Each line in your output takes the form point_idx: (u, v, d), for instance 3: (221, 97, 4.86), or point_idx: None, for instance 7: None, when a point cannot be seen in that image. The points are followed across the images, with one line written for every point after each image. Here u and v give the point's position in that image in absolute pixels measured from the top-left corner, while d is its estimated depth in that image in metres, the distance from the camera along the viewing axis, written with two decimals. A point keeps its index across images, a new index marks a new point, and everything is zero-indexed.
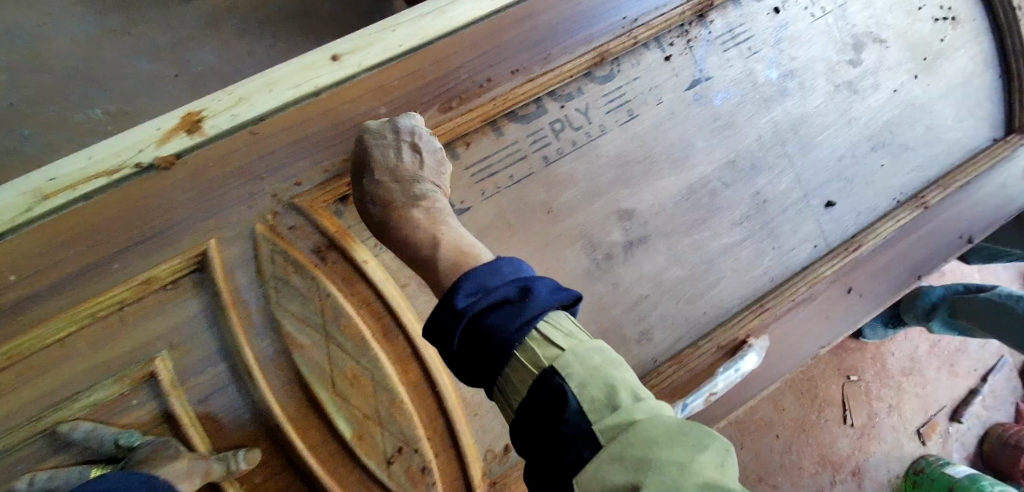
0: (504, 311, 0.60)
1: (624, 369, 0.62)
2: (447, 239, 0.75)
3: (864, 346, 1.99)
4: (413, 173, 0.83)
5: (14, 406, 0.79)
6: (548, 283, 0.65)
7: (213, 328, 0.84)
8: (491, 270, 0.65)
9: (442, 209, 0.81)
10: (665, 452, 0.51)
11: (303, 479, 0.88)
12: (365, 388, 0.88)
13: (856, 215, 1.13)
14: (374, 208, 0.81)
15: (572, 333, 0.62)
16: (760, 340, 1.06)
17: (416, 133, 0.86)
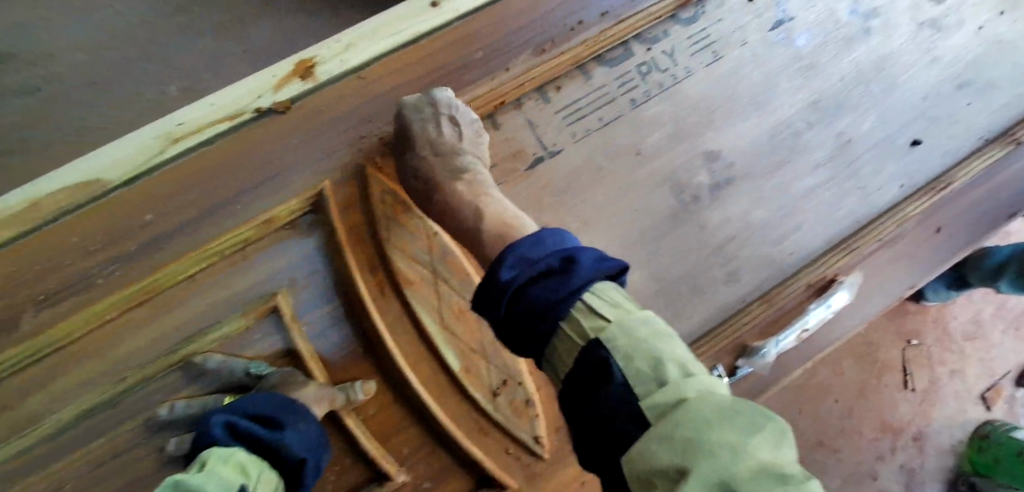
0: (545, 284, 0.53)
1: (677, 344, 0.49)
2: (494, 213, 0.78)
3: (926, 308, 1.69)
4: (453, 145, 0.84)
5: (149, 340, 0.84)
6: (595, 253, 0.56)
7: (330, 267, 0.90)
8: (534, 241, 0.58)
9: (482, 182, 0.84)
10: (717, 430, 0.38)
11: (414, 412, 0.93)
12: (470, 323, 0.92)
13: (942, 155, 1.09)
14: (416, 182, 0.85)
15: (621, 303, 0.51)
16: (851, 277, 1.06)
17: (455, 101, 0.87)
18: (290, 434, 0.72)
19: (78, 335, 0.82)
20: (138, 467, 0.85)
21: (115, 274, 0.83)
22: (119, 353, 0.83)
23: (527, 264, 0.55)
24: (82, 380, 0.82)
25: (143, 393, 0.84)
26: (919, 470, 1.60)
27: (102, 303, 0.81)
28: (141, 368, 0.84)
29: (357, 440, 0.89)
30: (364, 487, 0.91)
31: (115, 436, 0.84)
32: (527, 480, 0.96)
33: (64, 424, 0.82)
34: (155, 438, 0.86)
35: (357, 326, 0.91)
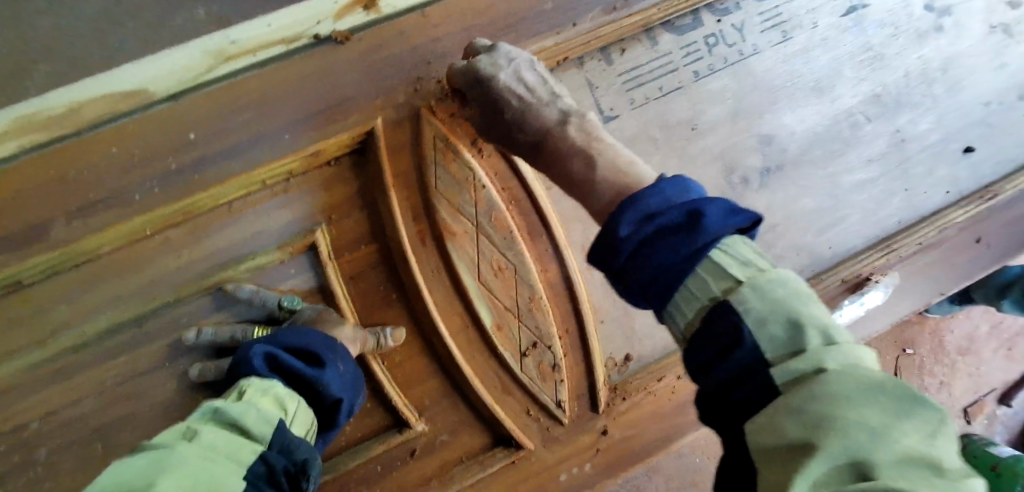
0: (670, 240, 0.49)
1: (816, 304, 0.46)
2: (604, 163, 0.65)
3: (924, 319, 1.66)
4: (547, 93, 0.75)
5: (185, 261, 0.83)
6: (722, 203, 0.51)
7: (372, 208, 0.88)
8: (654, 192, 0.53)
9: (591, 118, 0.72)
10: (857, 408, 0.36)
11: (439, 365, 0.92)
12: (508, 280, 0.91)
13: (993, 164, 1.09)
14: (523, 137, 0.74)
15: (754, 260, 0.47)
16: (887, 277, 1.07)
17: (522, 53, 0.80)
18: (329, 373, 0.69)
19: (108, 250, 0.81)
20: (158, 390, 0.84)
21: (154, 192, 0.81)
22: (149, 273, 0.82)
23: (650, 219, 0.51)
24: (109, 297, 0.81)
25: (167, 317, 0.83)
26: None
27: (133, 222, 0.79)
28: (169, 293, 0.82)
29: (382, 386, 0.88)
30: (384, 432, 0.90)
31: (141, 354, 0.83)
32: (543, 443, 0.96)
33: (91, 337, 0.81)
34: (179, 362, 0.84)
35: (393, 272, 0.90)
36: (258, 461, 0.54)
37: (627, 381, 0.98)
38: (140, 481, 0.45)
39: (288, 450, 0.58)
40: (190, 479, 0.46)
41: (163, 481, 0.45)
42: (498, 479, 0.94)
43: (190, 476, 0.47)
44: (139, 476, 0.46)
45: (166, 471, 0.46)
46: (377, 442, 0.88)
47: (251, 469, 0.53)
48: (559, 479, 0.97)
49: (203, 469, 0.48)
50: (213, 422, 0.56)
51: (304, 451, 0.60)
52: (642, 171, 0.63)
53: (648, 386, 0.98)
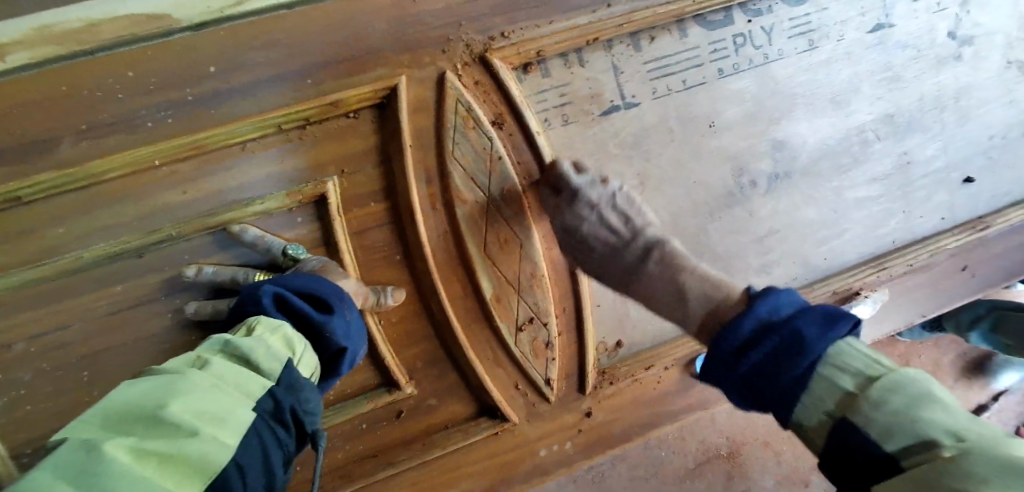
0: (776, 365, 0.57)
1: (945, 403, 0.49)
2: (695, 283, 0.74)
3: (895, 342, 1.71)
4: (629, 231, 0.87)
5: (192, 197, 0.82)
6: (816, 316, 0.58)
7: (385, 166, 0.87)
8: (751, 314, 0.61)
9: (672, 249, 0.83)
10: (991, 486, 0.39)
11: (434, 330, 0.93)
12: (513, 254, 0.91)
13: (990, 196, 1.13)
14: (610, 276, 0.88)
15: (862, 370, 0.52)
16: (877, 293, 1.10)
17: (603, 185, 0.90)
18: (336, 320, 0.68)
19: (114, 176, 0.79)
20: (151, 322, 0.83)
21: (167, 122, 0.79)
22: (154, 203, 0.81)
23: (755, 344, 0.59)
24: (111, 223, 0.80)
25: (168, 251, 0.82)
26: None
27: (143, 149, 0.78)
28: (173, 226, 0.81)
29: (376, 344, 0.88)
30: (373, 391, 0.90)
31: (137, 285, 0.82)
32: (527, 417, 0.98)
33: (85, 263, 0.79)
34: (174, 297, 0.83)
35: (399, 233, 0.89)
36: (267, 397, 0.55)
37: (616, 366, 1.00)
38: (151, 402, 0.48)
39: (295, 388, 0.59)
40: (198, 404, 0.49)
41: (172, 404, 0.47)
42: (481, 448, 0.96)
43: (198, 402, 0.49)
44: (150, 397, 0.48)
45: (176, 395, 0.49)
46: (366, 399, 0.89)
47: (259, 403, 0.54)
48: (539, 454, 0.99)
49: (213, 395, 0.50)
50: (223, 352, 0.57)
51: (309, 391, 0.61)
52: (733, 285, 0.71)
53: (635, 373, 1.00)
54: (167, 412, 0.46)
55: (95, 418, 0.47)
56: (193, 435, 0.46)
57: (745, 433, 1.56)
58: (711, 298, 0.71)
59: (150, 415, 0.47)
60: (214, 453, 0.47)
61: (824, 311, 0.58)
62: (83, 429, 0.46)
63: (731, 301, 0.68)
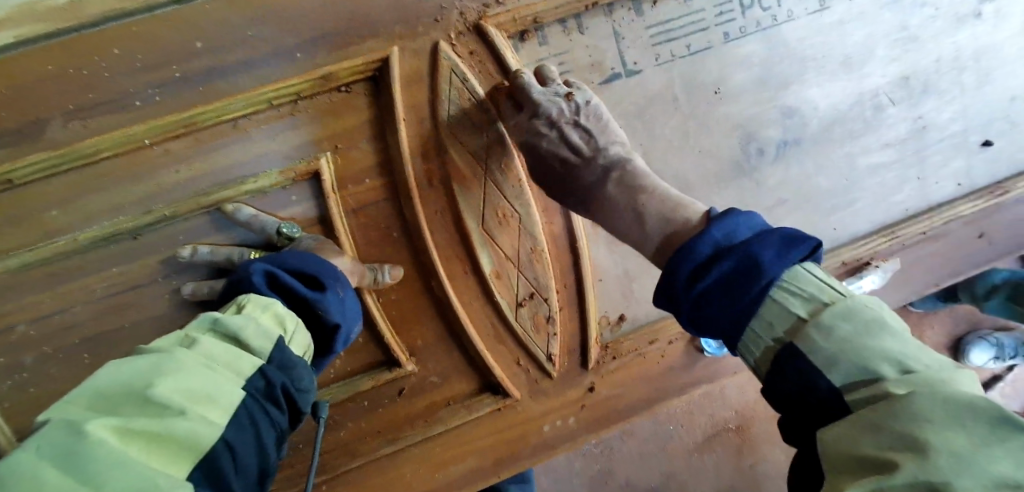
0: (732, 286, 0.56)
1: (895, 330, 0.48)
2: (654, 207, 0.73)
3: (908, 313, 1.68)
4: (590, 149, 0.82)
5: (184, 177, 0.80)
6: (774, 238, 0.57)
7: (380, 141, 0.85)
8: (707, 239, 0.60)
9: (636, 169, 0.80)
10: (938, 429, 0.38)
11: (434, 308, 0.91)
12: (512, 229, 0.89)
13: (1009, 161, 1.08)
14: (570, 195, 0.83)
15: (816, 295, 0.52)
16: (888, 262, 1.06)
17: (567, 99, 0.82)
18: (329, 297, 0.68)
19: (105, 156, 0.78)
20: (151, 303, 0.83)
21: (155, 101, 0.78)
22: (147, 183, 0.80)
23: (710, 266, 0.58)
24: (106, 205, 0.79)
25: (164, 232, 0.81)
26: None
27: (133, 129, 0.77)
28: (168, 207, 0.80)
29: (375, 322, 0.87)
30: (374, 369, 0.90)
31: (135, 267, 0.81)
32: (530, 393, 0.97)
33: (82, 245, 0.78)
34: (173, 278, 0.83)
35: (396, 209, 0.87)
36: (258, 375, 0.55)
37: (619, 341, 0.99)
38: (139, 382, 0.47)
39: (286, 366, 0.58)
40: (186, 383, 0.48)
41: (160, 383, 0.47)
42: (485, 424, 0.96)
43: (186, 380, 0.48)
44: (138, 377, 0.48)
45: (164, 374, 0.48)
46: (368, 377, 0.88)
47: (251, 381, 0.53)
48: (543, 429, 0.99)
49: (203, 375, 0.50)
50: (213, 331, 0.56)
51: (302, 369, 0.60)
52: (693, 209, 0.70)
53: (639, 348, 0.99)
54: (154, 392, 0.46)
55: (84, 397, 0.47)
56: (181, 413, 0.46)
57: (755, 405, 1.55)
58: (669, 222, 0.70)
59: (138, 394, 0.46)
60: (203, 431, 0.46)
61: (785, 232, 0.58)
62: (73, 410, 0.46)
63: (689, 225, 0.67)
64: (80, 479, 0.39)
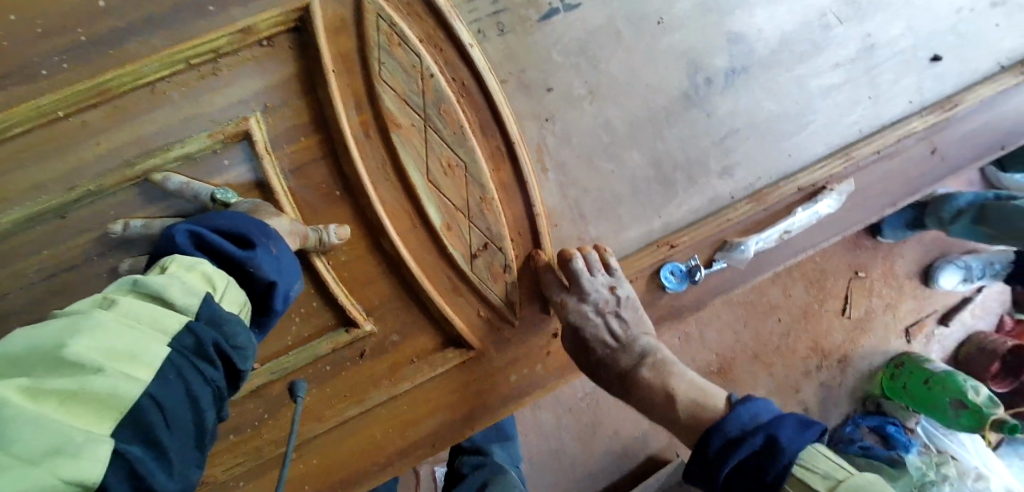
0: (756, 462, 0.66)
1: None
2: (682, 393, 0.83)
3: (878, 245, 1.70)
4: (626, 337, 0.91)
5: (106, 149, 0.77)
6: (790, 422, 0.69)
7: (311, 94, 0.82)
8: (733, 421, 0.72)
9: (665, 359, 0.89)
10: None
11: (387, 265, 0.89)
12: (459, 178, 0.88)
13: (958, 76, 1.08)
14: (606, 375, 0.90)
15: (829, 473, 0.65)
16: (843, 186, 1.05)
17: (610, 290, 0.91)
18: (260, 254, 0.67)
19: (20, 132, 0.74)
20: (89, 283, 0.79)
21: (64, 67, 0.74)
22: (68, 158, 0.76)
23: (736, 442, 0.69)
24: (27, 183, 0.75)
25: (92, 207, 0.77)
26: (836, 390, 1.69)
27: (45, 99, 0.73)
28: (94, 180, 0.76)
29: (326, 284, 0.85)
30: (331, 332, 0.88)
31: (66, 246, 0.77)
32: (493, 345, 0.96)
33: (6, 228, 0.74)
34: (108, 256, 0.79)
35: (337, 167, 0.85)
36: (186, 333, 0.53)
37: None
38: (50, 342, 0.46)
39: (217, 322, 0.57)
40: (105, 340, 0.47)
41: (74, 341, 0.46)
42: (451, 379, 0.95)
43: (104, 338, 0.47)
44: (50, 338, 0.46)
45: (78, 331, 0.47)
46: (324, 341, 0.87)
47: (178, 339, 0.52)
48: (510, 379, 0.98)
49: (122, 333, 0.49)
50: (134, 292, 0.54)
51: (236, 326, 0.59)
52: (716, 398, 0.81)
53: None
54: (68, 350, 0.45)
55: None
56: (99, 371, 0.45)
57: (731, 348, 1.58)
58: (697, 410, 0.80)
59: (50, 355, 0.45)
60: (126, 387, 0.46)
61: (799, 417, 0.70)
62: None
63: (715, 410, 0.79)
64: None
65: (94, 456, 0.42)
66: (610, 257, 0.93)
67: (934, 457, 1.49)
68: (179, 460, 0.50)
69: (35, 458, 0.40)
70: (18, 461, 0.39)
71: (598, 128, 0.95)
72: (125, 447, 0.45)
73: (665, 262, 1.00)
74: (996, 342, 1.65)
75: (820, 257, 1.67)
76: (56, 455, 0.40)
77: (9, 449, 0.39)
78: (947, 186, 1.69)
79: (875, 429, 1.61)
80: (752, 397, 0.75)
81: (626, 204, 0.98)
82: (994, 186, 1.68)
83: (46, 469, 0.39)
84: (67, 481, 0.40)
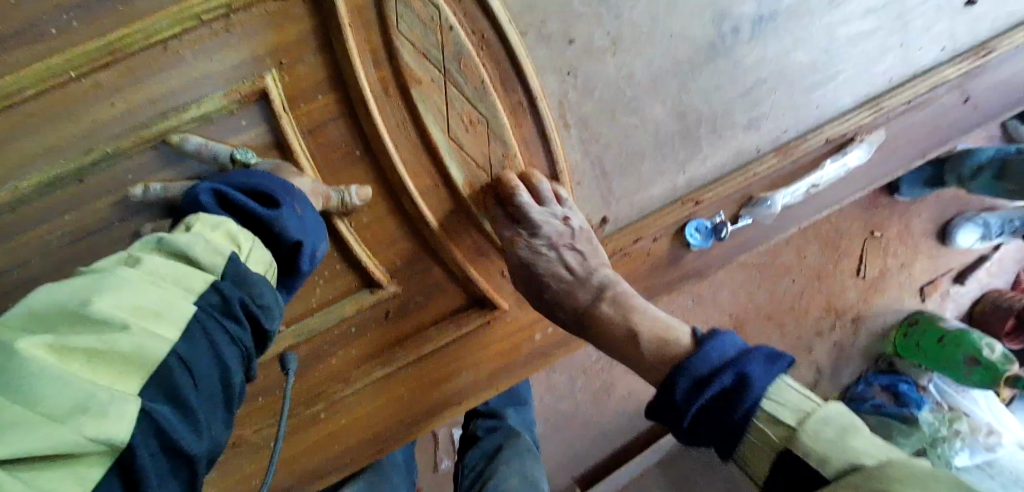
0: (726, 397, 0.58)
1: (864, 431, 0.52)
2: (645, 330, 0.75)
3: (895, 203, 1.67)
4: (582, 270, 0.85)
5: (120, 110, 0.75)
6: (759, 357, 0.60)
7: (328, 50, 0.79)
8: (700, 359, 0.63)
9: (625, 293, 0.82)
10: None
11: (409, 226, 0.88)
12: (480, 134, 0.87)
13: (995, 19, 1.03)
14: (563, 313, 0.84)
15: (797, 404, 0.55)
16: (874, 136, 1.02)
17: (563, 223, 0.87)
18: (285, 213, 0.66)
19: (27, 97, 0.71)
20: (112, 249, 0.78)
21: (72, 26, 0.71)
22: (80, 120, 0.74)
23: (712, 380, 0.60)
24: (41, 149, 0.73)
25: (110, 171, 0.76)
26: (849, 349, 1.68)
27: (53, 60, 0.71)
28: (109, 143, 0.75)
29: (349, 246, 0.84)
30: (356, 293, 0.88)
31: (88, 212, 0.76)
32: (516, 303, 0.96)
33: (25, 194, 0.73)
34: (129, 221, 0.78)
35: (356, 126, 0.83)
36: (212, 291, 0.53)
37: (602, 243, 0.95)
38: (75, 300, 0.45)
39: (243, 281, 0.56)
40: (129, 298, 0.47)
41: (99, 299, 0.45)
42: (475, 340, 0.94)
43: (128, 296, 0.47)
44: (75, 295, 0.46)
45: (104, 289, 0.46)
46: (349, 302, 0.87)
47: (203, 297, 0.52)
48: (533, 338, 0.98)
49: (147, 291, 0.48)
50: (160, 250, 0.54)
51: (262, 286, 0.58)
52: (681, 331, 0.72)
53: (623, 247, 0.95)
54: (92, 308, 0.44)
55: (17, 321, 0.45)
56: (124, 329, 0.45)
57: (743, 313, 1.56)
58: (657, 343, 0.72)
59: (74, 313, 0.44)
60: (152, 345, 0.46)
61: (768, 349, 0.62)
62: (5, 328, 0.44)
63: (677, 345, 0.69)
64: (11, 397, 0.39)
65: (118, 413, 0.42)
66: (561, 190, 0.90)
67: (948, 413, 1.49)
68: (209, 419, 0.50)
69: (60, 415, 0.39)
70: (43, 417, 0.39)
71: (620, 81, 0.91)
72: (154, 406, 0.44)
73: (691, 218, 0.98)
74: (1011, 300, 1.64)
75: (836, 217, 1.63)
76: (81, 412, 0.40)
77: (34, 406, 0.39)
78: (967, 142, 1.64)
79: (887, 387, 1.59)
80: (722, 330, 0.66)
81: (649, 160, 0.96)
82: (1015, 139, 1.63)
83: (70, 426, 0.39)
84: (90, 438, 0.40)
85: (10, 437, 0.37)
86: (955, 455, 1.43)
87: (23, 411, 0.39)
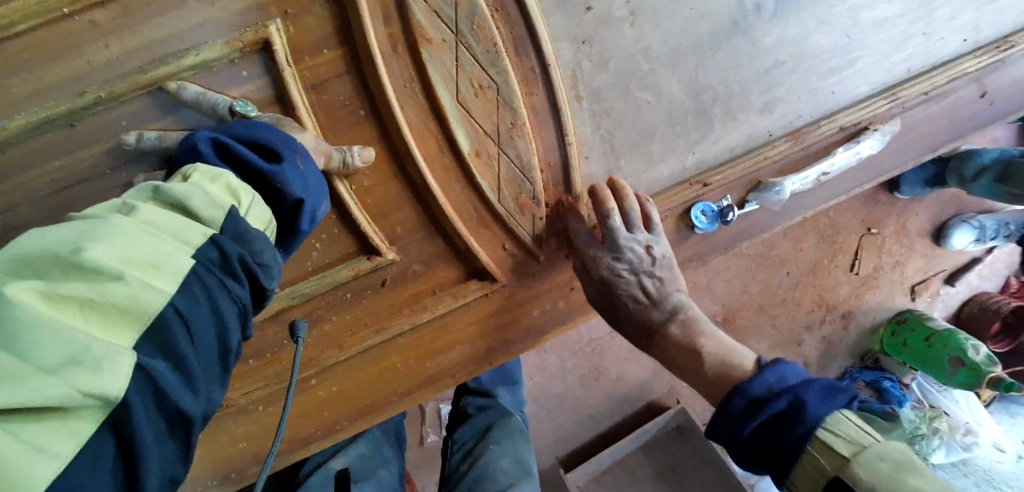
0: (783, 423, 0.62)
1: (919, 471, 0.57)
2: (711, 350, 0.78)
3: (895, 200, 1.66)
4: (658, 294, 0.86)
5: (115, 52, 0.71)
6: (819, 385, 0.64)
7: (336, 1, 0.76)
8: (760, 382, 0.67)
9: (697, 316, 0.85)
10: None
11: (412, 192, 0.86)
12: (489, 99, 0.84)
13: (1017, 13, 1.01)
14: (633, 328, 0.88)
15: (855, 438, 0.59)
16: (890, 126, 1.00)
17: (646, 250, 0.85)
18: (288, 170, 0.63)
19: (18, 31, 0.68)
20: (102, 200, 0.75)
21: None
22: (74, 60, 0.70)
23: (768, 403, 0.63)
24: (31, 88, 0.70)
25: (102, 117, 0.73)
26: (838, 344, 1.69)
27: None
28: (104, 86, 0.71)
29: (348, 209, 0.82)
30: (353, 259, 0.86)
31: (77, 158, 0.73)
32: (517, 277, 0.94)
33: (12, 135, 0.70)
34: (119, 171, 0.75)
35: (361, 83, 0.80)
36: (210, 245, 0.50)
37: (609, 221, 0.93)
38: (66, 246, 0.43)
39: (243, 238, 0.54)
40: (125, 248, 0.44)
41: (92, 246, 0.43)
42: (474, 312, 0.93)
43: (124, 245, 0.44)
44: (66, 241, 0.43)
45: (97, 237, 0.44)
46: (346, 267, 0.84)
47: (202, 251, 0.49)
48: (532, 314, 0.96)
49: (143, 241, 0.46)
50: (156, 200, 0.51)
51: (262, 243, 0.56)
52: (745, 357, 0.76)
53: None
54: (86, 256, 0.42)
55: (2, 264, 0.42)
56: (120, 279, 0.43)
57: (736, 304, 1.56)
58: (722, 366, 0.75)
59: (66, 259, 0.42)
60: (148, 297, 0.44)
61: (827, 380, 0.65)
62: None
63: (742, 369, 0.73)
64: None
65: (114, 369, 0.40)
66: (648, 210, 0.87)
67: (929, 412, 1.51)
68: (203, 377, 0.48)
69: (52, 368, 0.38)
70: (36, 370, 0.37)
71: (635, 54, 0.89)
72: (148, 361, 0.42)
73: (697, 201, 0.96)
74: (999, 303, 1.64)
75: (835, 211, 1.63)
76: (74, 365, 0.38)
77: (27, 358, 0.37)
78: (971, 142, 1.64)
79: (871, 383, 1.61)
80: (783, 359, 0.69)
81: (658, 138, 0.94)
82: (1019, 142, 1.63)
83: (62, 379, 0.38)
84: (86, 394, 0.38)
85: (3, 388, 0.35)
86: (932, 453, 1.49)
87: (14, 360, 0.37)
